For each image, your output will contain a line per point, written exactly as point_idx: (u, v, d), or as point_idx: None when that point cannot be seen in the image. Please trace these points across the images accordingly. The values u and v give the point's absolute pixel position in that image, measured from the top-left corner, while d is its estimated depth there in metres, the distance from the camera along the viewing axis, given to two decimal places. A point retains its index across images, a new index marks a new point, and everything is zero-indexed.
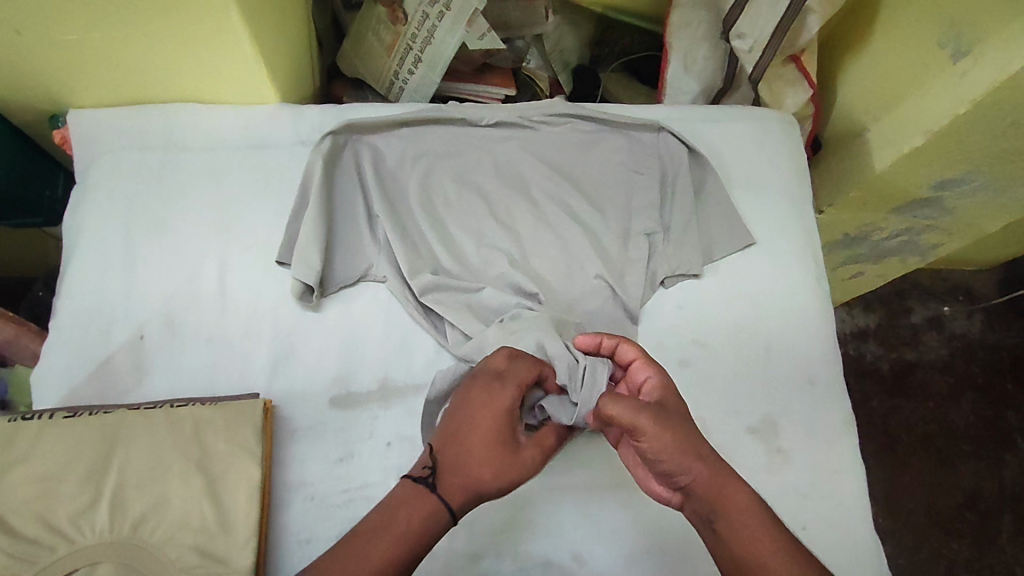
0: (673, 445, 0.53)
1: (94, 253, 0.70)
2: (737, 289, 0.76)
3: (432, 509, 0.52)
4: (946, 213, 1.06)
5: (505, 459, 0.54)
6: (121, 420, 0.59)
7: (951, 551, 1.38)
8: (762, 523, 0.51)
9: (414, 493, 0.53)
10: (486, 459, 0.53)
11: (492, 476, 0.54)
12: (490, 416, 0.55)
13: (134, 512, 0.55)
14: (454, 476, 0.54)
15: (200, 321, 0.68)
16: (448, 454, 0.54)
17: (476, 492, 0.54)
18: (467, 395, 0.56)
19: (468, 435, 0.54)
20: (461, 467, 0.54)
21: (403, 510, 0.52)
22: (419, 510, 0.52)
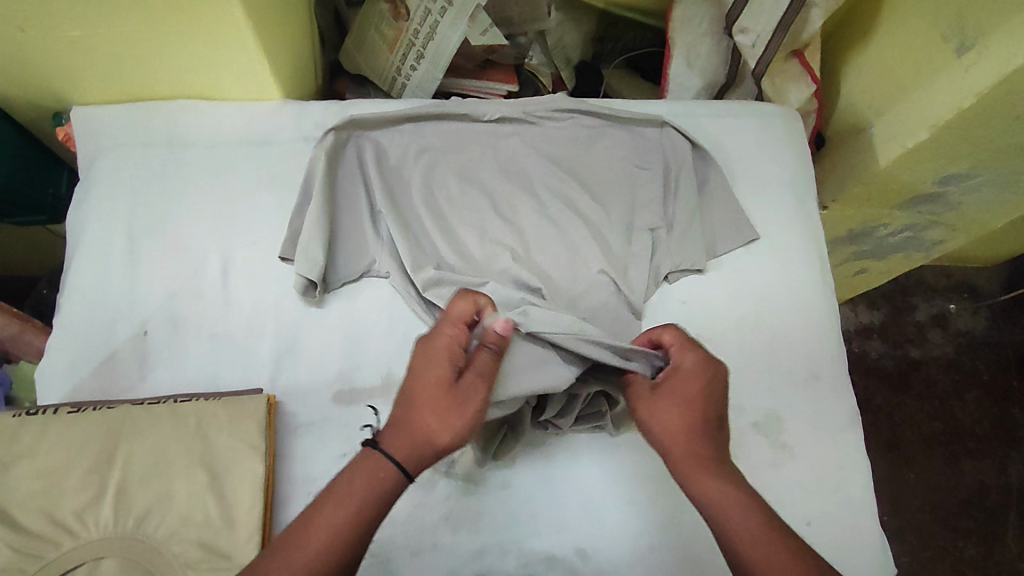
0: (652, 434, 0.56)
1: (98, 249, 0.70)
2: (741, 285, 0.76)
3: (379, 471, 0.50)
4: (950, 208, 1.06)
5: (451, 407, 0.51)
6: (124, 414, 0.58)
7: (956, 550, 1.37)
8: (744, 518, 0.50)
9: (361, 456, 0.51)
10: (430, 409, 0.51)
11: (441, 420, 0.51)
12: (431, 362, 0.53)
13: (138, 506, 0.55)
14: (400, 430, 0.51)
15: (203, 317, 0.68)
16: (397, 408, 0.53)
17: (428, 442, 0.51)
18: (421, 345, 0.54)
19: (412, 387, 0.53)
20: (406, 419, 0.52)
21: (347, 474, 0.49)
22: (364, 472, 0.49)
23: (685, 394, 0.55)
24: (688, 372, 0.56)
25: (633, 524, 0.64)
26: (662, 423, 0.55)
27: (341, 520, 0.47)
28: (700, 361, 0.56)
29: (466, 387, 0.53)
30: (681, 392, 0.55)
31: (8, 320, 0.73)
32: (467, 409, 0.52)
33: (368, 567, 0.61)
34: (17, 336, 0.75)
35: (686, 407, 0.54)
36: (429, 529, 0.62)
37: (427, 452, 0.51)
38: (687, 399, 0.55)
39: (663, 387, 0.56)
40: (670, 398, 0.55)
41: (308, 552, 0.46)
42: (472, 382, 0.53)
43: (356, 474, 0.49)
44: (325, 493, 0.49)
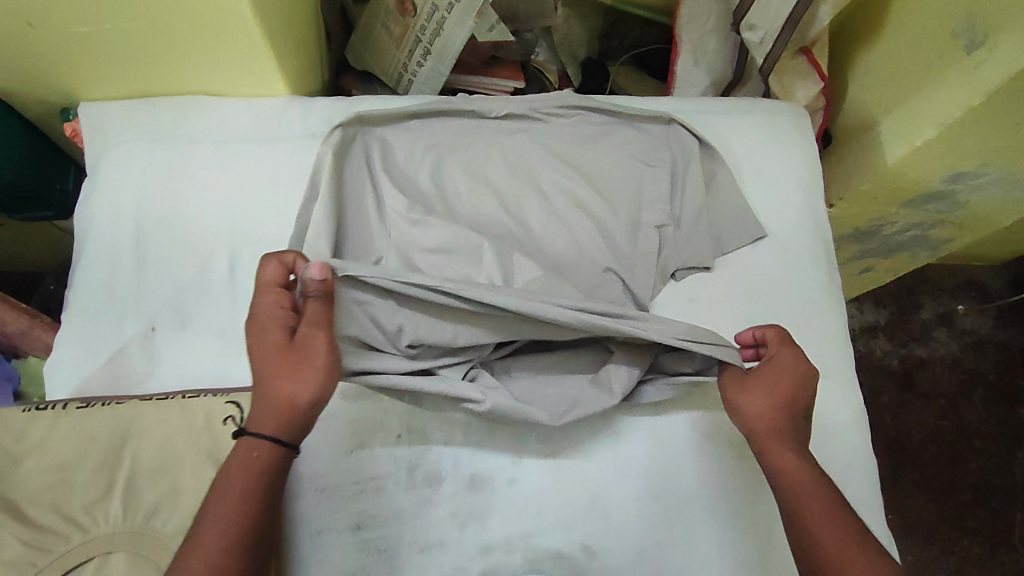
0: (751, 412, 0.57)
1: (106, 245, 0.70)
2: (748, 282, 0.76)
3: (251, 458, 0.51)
4: (958, 206, 1.05)
5: (296, 365, 0.52)
6: (135, 410, 0.58)
7: (960, 549, 1.37)
8: (823, 508, 0.52)
9: (233, 449, 0.52)
10: (278, 378, 0.52)
11: (284, 379, 0.52)
12: (262, 334, 0.53)
13: (147, 502, 0.56)
14: (261, 408, 0.52)
15: (211, 313, 0.68)
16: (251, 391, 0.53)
17: (288, 407, 0.52)
18: (251, 322, 0.55)
19: (256, 365, 0.53)
20: (260, 397, 0.52)
21: (227, 471, 0.51)
22: (241, 464, 0.51)
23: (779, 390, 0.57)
24: (788, 368, 0.58)
25: (640, 522, 0.64)
26: (760, 413, 0.56)
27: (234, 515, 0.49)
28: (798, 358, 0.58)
29: (304, 342, 0.53)
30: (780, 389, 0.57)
31: (16, 314, 0.74)
32: (311, 361, 0.53)
33: (375, 562, 0.61)
34: (26, 332, 0.75)
35: (784, 401, 0.57)
36: (436, 525, 0.62)
37: (293, 416, 0.52)
38: (793, 393, 0.57)
39: (765, 379, 0.58)
40: (767, 393, 0.57)
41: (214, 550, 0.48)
42: (308, 333, 0.53)
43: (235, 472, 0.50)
44: (213, 503, 0.49)
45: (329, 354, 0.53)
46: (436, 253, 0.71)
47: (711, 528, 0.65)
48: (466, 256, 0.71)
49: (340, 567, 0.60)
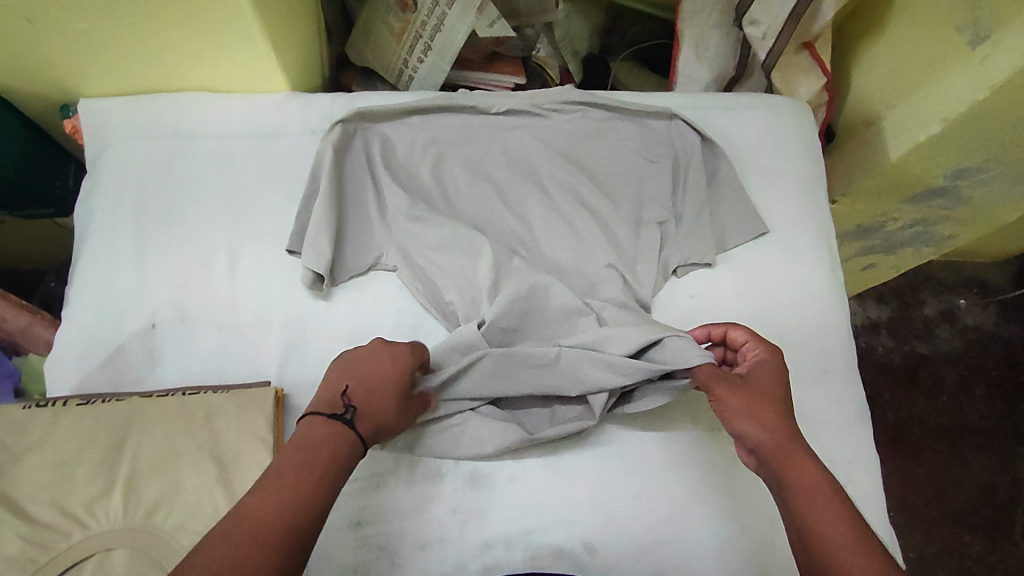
0: (746, 411, 0.55)
1: (105, 241, 0.70)
2: (750, 279, 0.75)
3: (354, 449, 0.50)
4: (961, 202, 1.05)
5: (407, 416, 0.57)
6: (134, 406, 0.59)
7: (963, 547, 1.37)
8: (834, 503, 0.48)
9: (336, 430, 0.50)
10: (397, 413, 0.55)
11: (397, 418, 0.55)
12: (405, 368, 0.58)
13: (147, 499, 0.56)
14: (370, 417, 0.53)
15: (212, 310, 0.68)
16: (365, 397, 0.53)
17: (380, 437, 0.54)
18: (399, 351, 0.58)
19: (388, 384, 0.55)
20: (378, 413, 0.53)
21: (331, 442, 0.49)
22: (346, 446, 0.50)
23: (770, 392, 0.57)
24: (778, 369, 0.58)
25: (641, 519, 0.64)
26: (749, 411, 0.55)
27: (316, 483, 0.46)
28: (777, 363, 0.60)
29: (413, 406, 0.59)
30: (773, 389, 0.57)
31: (17, 312, 0.75)
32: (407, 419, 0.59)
33: (375, 560, 0.60)
34: (26, 329, 0.75)
35: (777, 401, 0.56)
36: (436, 523, 0.62)
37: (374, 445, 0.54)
38: (783, 393, 0.57)
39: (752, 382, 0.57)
40: (760, 392, 0.56)
41: (282, 514, 0.43)
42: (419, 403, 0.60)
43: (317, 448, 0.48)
44: (305, 460, 0.47)
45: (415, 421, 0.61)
46: (437, 250, 0.71)
47: (711, 525, 0.65)
48: (465, 250, 0.70)
49: (339, 564, 0.60)
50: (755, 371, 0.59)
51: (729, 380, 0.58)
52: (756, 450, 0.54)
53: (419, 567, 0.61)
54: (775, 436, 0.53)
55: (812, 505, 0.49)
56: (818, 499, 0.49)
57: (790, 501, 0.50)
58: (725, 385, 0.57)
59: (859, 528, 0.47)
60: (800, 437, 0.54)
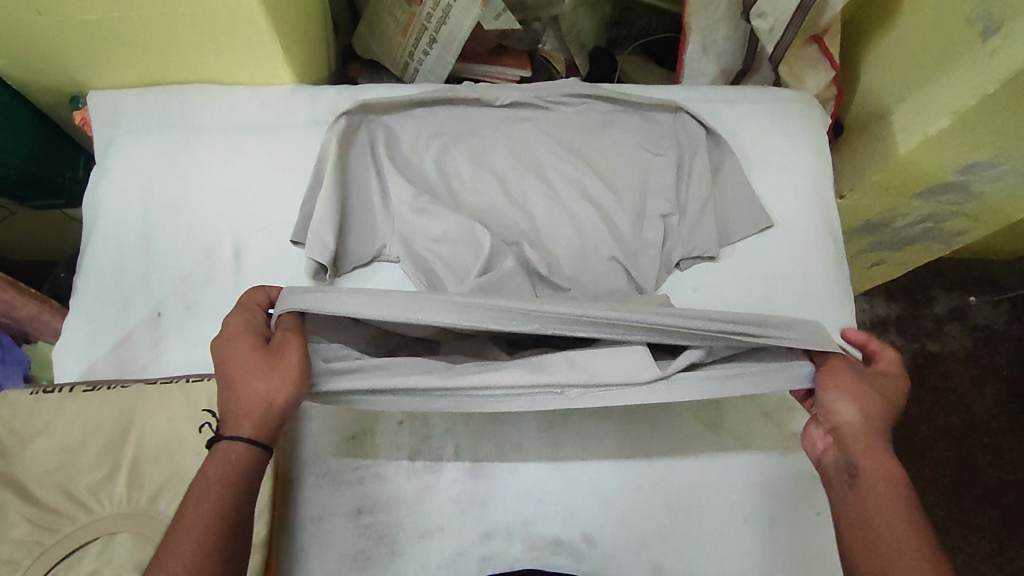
0: (854, 396, 0.56)
1: (113, 229, 0.70)
2: (753, 272, 0.75)
3: (229, 457, 0.50)
4: (971, 198, 1.05)
5: (272, 363, 0.51)
6: (138, 393, 0.59)
7: (970, 546, 1.37)
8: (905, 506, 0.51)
9: (214, 453, 0.50)
10: (254, 378, 0.51)
11: (264, 378, 0.51)
12: (234, 344, 0.53)
13: (151, 484, 0.56)
14: (237, 411, 0.51)
15: (216, 299, 0.68)
16: (226, 404, 0.52)
17: (264, 405, 0.50)
18: (224, 339, 0.54)
19: (230, 375, 0.52)
20: (238, 403, 0.51)
21: (211, 464, 0.50)
22: (225, 462, 0.50)
23: (888, 392, 0.58)
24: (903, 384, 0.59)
25: (641, 509, 0.64)
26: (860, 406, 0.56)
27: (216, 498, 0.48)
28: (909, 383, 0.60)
29: (278, 344, 0.52)
30: (891, 393, 0.58)
31: (26, 300, 0.74)
32: (286, 362, 0.51)
33: (375, 547, 0.61)
34: (36, 317, 0.75)
35: (887, 399, 0.57)
36: (436, 511, 0.63)
37: (270, 414, 0.51)
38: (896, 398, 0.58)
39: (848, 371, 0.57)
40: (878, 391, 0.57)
41: (190, 542, 0.46)
42: (283, 335, 0.52)
43: (207, 471, 0.50)
44: (190, 491, 0.49)
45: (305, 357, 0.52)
46: (439, 242, 0.71)
47: (713, 518, 0.64)
48: (464, 241, 0.71)
49: (338, 551, 0.61)
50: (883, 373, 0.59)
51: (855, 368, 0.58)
52: (838, 431, 0.56)
53: (419, 556, 0.61)
54: (865, 423, 0.55)
55: (886, 500, 0.51)
56: (893, 498, 0.52)
57: (862, 487, 0.53)
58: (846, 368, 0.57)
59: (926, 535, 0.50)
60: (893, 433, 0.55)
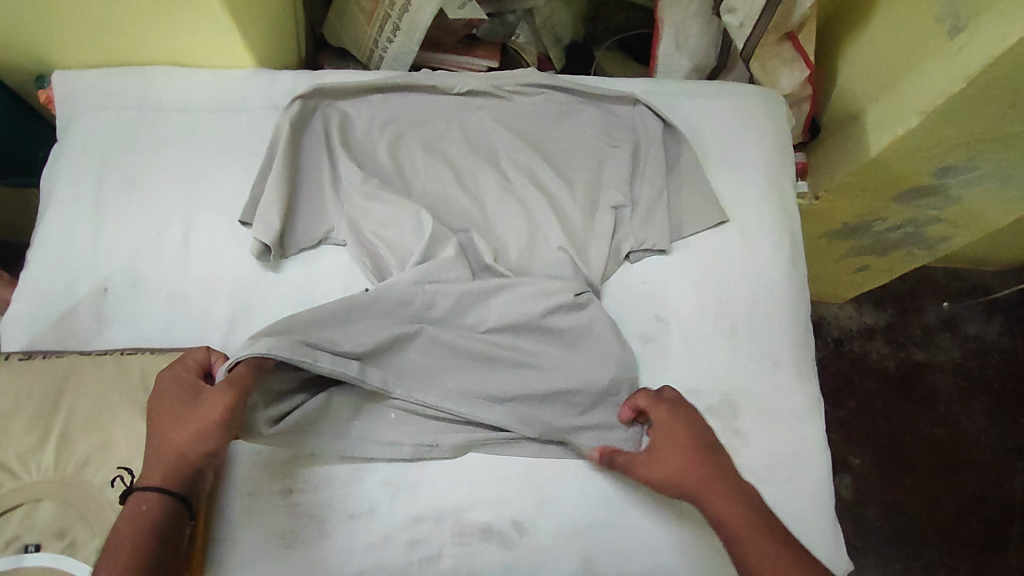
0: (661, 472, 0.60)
1: (66, 205, 0.71)
2: (706, 266, 0.74)
3: (138, 508, 0.53)
4: (951, 202, 1.04)
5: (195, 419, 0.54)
6: (73, 363, 0.60)
7: (952, 560, 1.34)
8: (762, 551, 0.54)
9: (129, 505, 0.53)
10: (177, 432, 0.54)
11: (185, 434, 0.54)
12: (165, 399, 0.56)
13: (79, 453, 0.57)
14: (153, 459, 0.55)
15: (163, 276, 0.69)
16: (148, 453, 0.55)
17: (180, 459, 0.54)
18: (159, 392, 0.57)
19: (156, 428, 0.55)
20: (156, 456, 0.54)
21: (124, 518, 0.53)
22: (137, 513, 0.52)
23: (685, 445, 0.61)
24: (689, 424, 0.61)
25: (573, 497, 0.64)
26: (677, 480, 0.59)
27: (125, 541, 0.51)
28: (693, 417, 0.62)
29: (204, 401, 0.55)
30: (686, 446, 0.60)
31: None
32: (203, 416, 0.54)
33: (303, 527, 0.61)
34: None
35: (690, 454, 0.60)
36: (366, 493, 0.63)
37: (184, 468, 0.54)
38: (699, 441, 0.61)
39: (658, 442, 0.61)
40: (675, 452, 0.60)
41: None
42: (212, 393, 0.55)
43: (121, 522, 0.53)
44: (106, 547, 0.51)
45: (225, 412, 0.54)
46: (388, 227, 0.71)
47: (647, 510, 0.64)
48: (409, 226, 0.71)
49: (265, 531, 0.61)
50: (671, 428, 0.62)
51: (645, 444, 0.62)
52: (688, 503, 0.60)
53: (347, 537, 0.61)
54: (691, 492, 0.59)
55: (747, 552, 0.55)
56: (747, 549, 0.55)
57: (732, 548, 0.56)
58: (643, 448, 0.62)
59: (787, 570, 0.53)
60: (717, 481, 0.58)
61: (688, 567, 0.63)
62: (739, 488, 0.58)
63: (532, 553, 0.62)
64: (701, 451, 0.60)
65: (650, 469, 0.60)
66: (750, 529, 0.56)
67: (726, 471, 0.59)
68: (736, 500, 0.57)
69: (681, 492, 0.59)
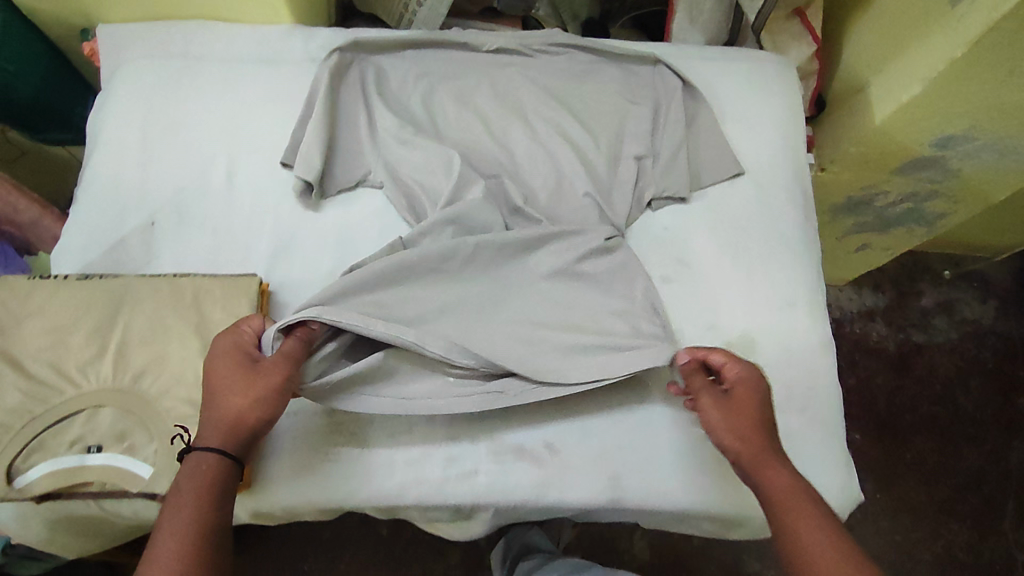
0: (724, 419, 0.59)
1: (113, 145, 0.74)
2: (724, 214, 0.78)
3: (200, 468, 0.52)
4: (950, 175, 1.08)
5: (256, 383, 0.56)
6: (128, 283, 0.63)
7: (950, 532, 1.38)
8: (810, 510, 0.52)
9: (190, 464, 0.53)
10: (239, 395, 0.55)
11: (245, 396, 0.55)
12: (222, 361, 0.57)
13: (135, 365, 0.60)
14: (212, 421, 0.54)
15: (208, 212, 0.72)
16: (203, 416, 0.55)
17: (239, 421, 0.54)
18: (215, 356, 0.58)
19: (214, 391, 0.56)
20: (212, 417, 0.55)
21: (186, 475, 0.52)
22: (201, 473, 0.52)
23: (749, 401, 0.59)
24: (762, 386, 0.60)
25: (600, 423, 0.68)
26: (737, 433, 0.58)
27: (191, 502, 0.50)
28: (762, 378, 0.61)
29: (264, 367, 0.56)
30: (754, 403, 0.59)
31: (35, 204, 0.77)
32: (267, 379, 0.56)
33: (347, 443, 0.66)
34: (37, 220, 0.76)
35: (756, 412, 0.59)
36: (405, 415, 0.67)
37: (242, 431, 0.54)
38: (767, 406, 0.60)
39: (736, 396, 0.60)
40: (739, 405, 0.59)
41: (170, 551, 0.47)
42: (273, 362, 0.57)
43: (183, 485, 0.51)
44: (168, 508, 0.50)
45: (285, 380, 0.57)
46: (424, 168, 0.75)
47: (667, 433, 0.68)
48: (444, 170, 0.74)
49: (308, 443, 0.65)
50: (739, 383, 0.60)
51: (710, 393, 0.61)
52: (732, 460, 0.58)
53: (388, 453, 0.65)
54: (746, 444, 0.57)
55: (793, 509, 0.52)
56: (793, 505, 0.53)
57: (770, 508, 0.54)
58: (707, 395, 0.61)
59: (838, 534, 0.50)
60: (773, 444, 0.57)
61: (707, 488, 0.67)
62: (793, 467, 0.56)
63: (558, 473, 0.66)
64: (766, 420, 0.59)
65: (714, 416, 0.59)
66: (801, 496, 0.53)
67: (781, 452, 0.57)
68: (795, 471, 0.56)
69: (737, 447, 0.57)
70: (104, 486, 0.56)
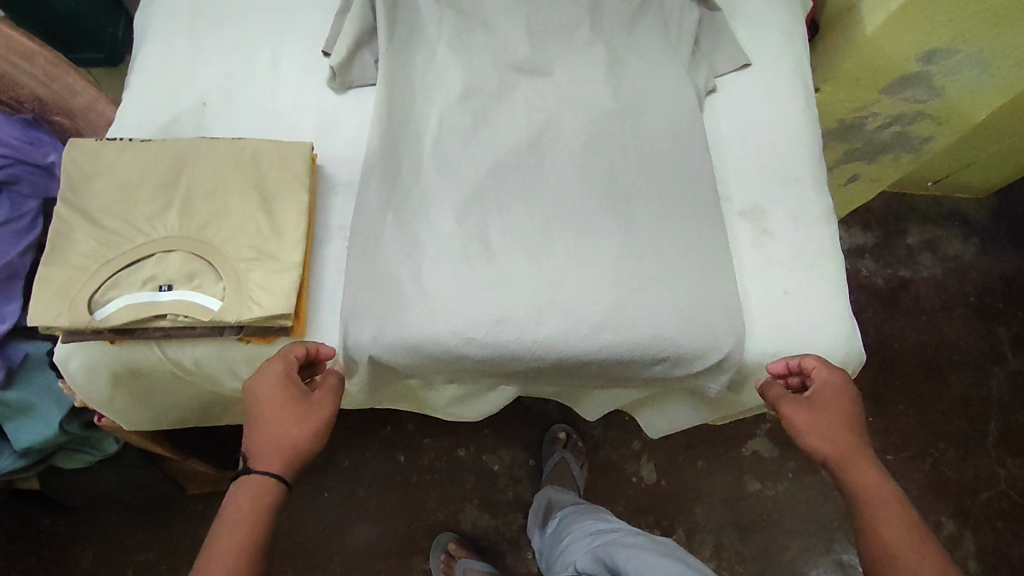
0: (821, 423, 0.66)
1: (166, 39, 0.80)
2: (733, 104, 0.84)
3: (257, 490, 0.59)
4: (936, 94, 1.09)
5: (304, 413, 0.62)
6: (189, 145, 0.67)
7: (937, 453, 1.37)
8: (893, 504, 0.61)
9: (246, 483, 0.59)
10: (293, 424, 0.61)
11: (300, 426, 0.62)
12: (272, 387, 0.62)
13: (200, 216, 0.64)
14: (265, 444, 0.61)
15: (255, 94, 0.77)
16: (256, 434, 0.61)
17: (288, 446, 0.61)
18: (269, 381, 0.62)
19: (268, 413, 0.61)
20: (267, 438, 0.61)
21: (242, 494, 0.59)
22: (255, 492, 0.59)
23: (836, 409, 0.66)
24: (844, 391, 0.67)
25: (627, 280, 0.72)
26: (830, 438, 0.65)
27: (249, 509, 0.58)
28: (841, 379, 0.68)
29: (313, 402, 0.63)
30: (839, 406, 0.66)
31: (88, 88, 0.86)
32: (318, 414, 0.63)
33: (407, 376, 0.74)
34: (93, 105, 0.87)
35: (844, 416, 0.66)
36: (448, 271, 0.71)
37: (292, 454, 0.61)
38: (854, 408, 0.67)
39: (817, 398, 0.67)
40: (823, 410, 0.66)
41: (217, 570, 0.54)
42: (322, 396, 0.64)
43: (238, 501, 0.58)
44: (220, 528, 0.57)
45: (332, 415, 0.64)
46: (441, 67, 0.79)
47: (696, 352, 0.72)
48: (462, 63, 0.79)
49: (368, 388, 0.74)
50: (825, 390, 0.67)
51: (797, 400, 0.68)
52: (827, 462, 0.65)
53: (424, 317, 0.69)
54: (842, 446, 0.65)
55: (880, 507, 0.61)
56: (880, 503, 0.61)
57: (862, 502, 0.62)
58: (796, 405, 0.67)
59: (918, 534, 0.58)
60: (863, 446, 0.65)
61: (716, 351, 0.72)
62: (880, 466, 0.64)
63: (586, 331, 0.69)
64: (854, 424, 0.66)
65: (797, 416, 0.67)
66: (888, 497, 0.61)
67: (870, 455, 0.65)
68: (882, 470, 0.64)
69: (828, 451, 0.65)
70: (176, 319, 0.61)
